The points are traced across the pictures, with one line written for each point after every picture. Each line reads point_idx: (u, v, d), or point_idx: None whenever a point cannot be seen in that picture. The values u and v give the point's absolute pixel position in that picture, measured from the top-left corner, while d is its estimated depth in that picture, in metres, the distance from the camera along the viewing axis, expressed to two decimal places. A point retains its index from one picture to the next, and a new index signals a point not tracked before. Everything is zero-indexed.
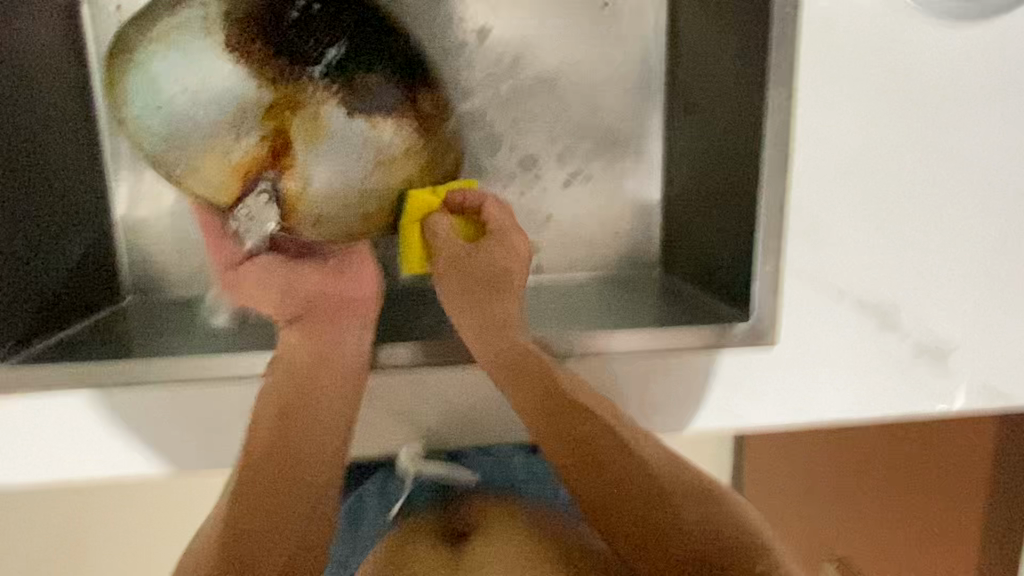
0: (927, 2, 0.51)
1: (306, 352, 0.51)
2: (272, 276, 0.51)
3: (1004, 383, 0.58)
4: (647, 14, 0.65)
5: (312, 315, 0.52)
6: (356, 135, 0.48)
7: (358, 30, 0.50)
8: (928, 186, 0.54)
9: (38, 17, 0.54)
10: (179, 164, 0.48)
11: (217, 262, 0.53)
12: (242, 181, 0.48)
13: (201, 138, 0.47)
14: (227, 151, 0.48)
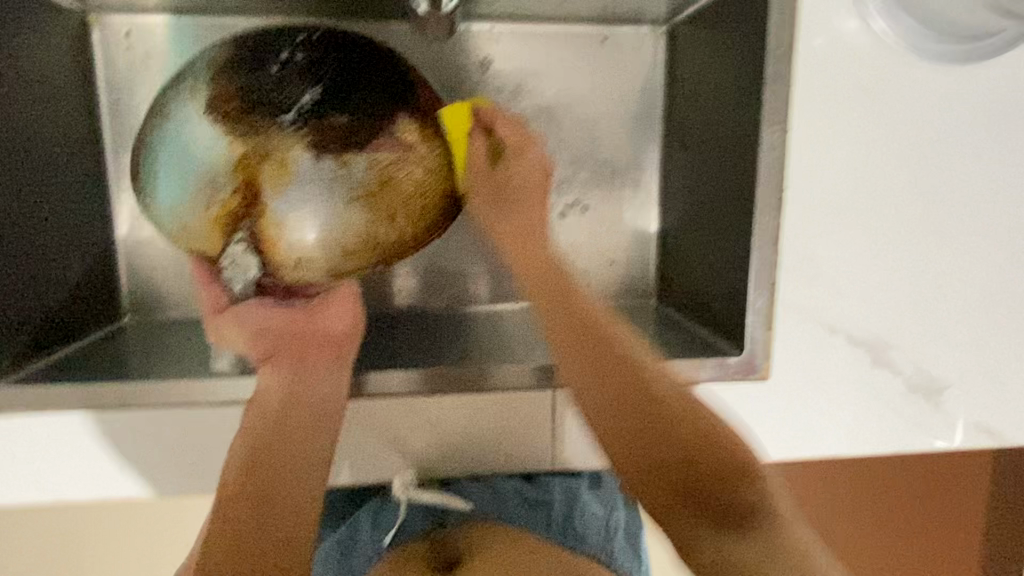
0: (918, 48, 0.52)
1: (281, 383, 0.50)
2: (244, 315, 0.50)
3: (999, 421, 0.58)
4: (645, 50, 0.67)
5: (287, 350, 0.51)
6: (324, 172, 0.47)
7: (337, 73, 0.50)
8: (920, 224, 0.54)
9: (47, 42, 0.55)
10: (178, 225, 0.49)
11: (206, 309, 0.51)
12: (222, 229, 0.48)
13: (185, 193, 0.48)
14: (208, 201, 0.47)
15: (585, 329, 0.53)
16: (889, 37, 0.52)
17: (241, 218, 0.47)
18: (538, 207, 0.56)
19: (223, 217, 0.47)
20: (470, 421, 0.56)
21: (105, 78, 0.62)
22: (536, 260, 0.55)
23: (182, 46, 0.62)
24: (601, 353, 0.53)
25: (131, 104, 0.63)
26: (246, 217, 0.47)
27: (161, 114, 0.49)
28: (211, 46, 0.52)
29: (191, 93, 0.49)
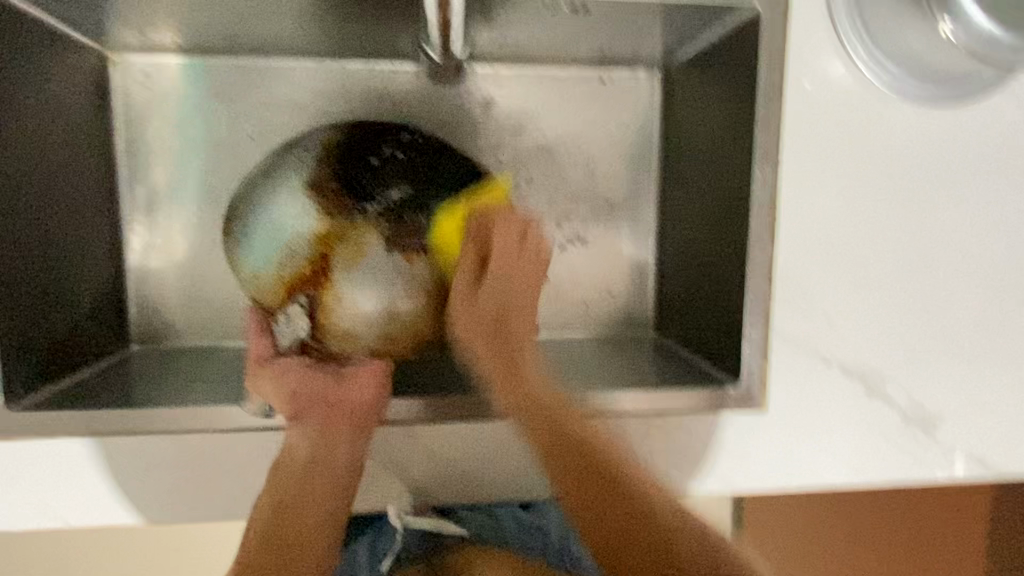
0: (901, 91, 0.54)
1: (304, 442, 0.53)
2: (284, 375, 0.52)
3: (994, 453, 0.59)
4: (641, 91, 0.69)
5: (313, 411, 0.53)
6: (391, 262, 0.52)
7: (427, 174, 0.56)
8: (909, 259, 0.56)
9: (69, 81, 0.57)
10: (253, 272, 0.54)
11: (252, 356, 0.53)
12: (283, 293, 0.53)
13: (273, 253, 0.52)
14: (283, 264, 0.52)
15: (584, 448, 0.53)
16: (874, 81, 0.54)
17: (309, 291, 0.52)
18: (525, 296, 0.55)
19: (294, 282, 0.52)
20: (471, 449, 0.56)
21: (122, 114, 0.64)
22: (471, 308, 0.54)
23: (196, 84, 0.65)
24: (563, 442, 0.53)
25: (146, 139, 0.65)
26: (311, 287, 0.52)
27: (262, 176, 0.55)
28: (327, 123, 0.59)
29: (300, 166, 0.54)
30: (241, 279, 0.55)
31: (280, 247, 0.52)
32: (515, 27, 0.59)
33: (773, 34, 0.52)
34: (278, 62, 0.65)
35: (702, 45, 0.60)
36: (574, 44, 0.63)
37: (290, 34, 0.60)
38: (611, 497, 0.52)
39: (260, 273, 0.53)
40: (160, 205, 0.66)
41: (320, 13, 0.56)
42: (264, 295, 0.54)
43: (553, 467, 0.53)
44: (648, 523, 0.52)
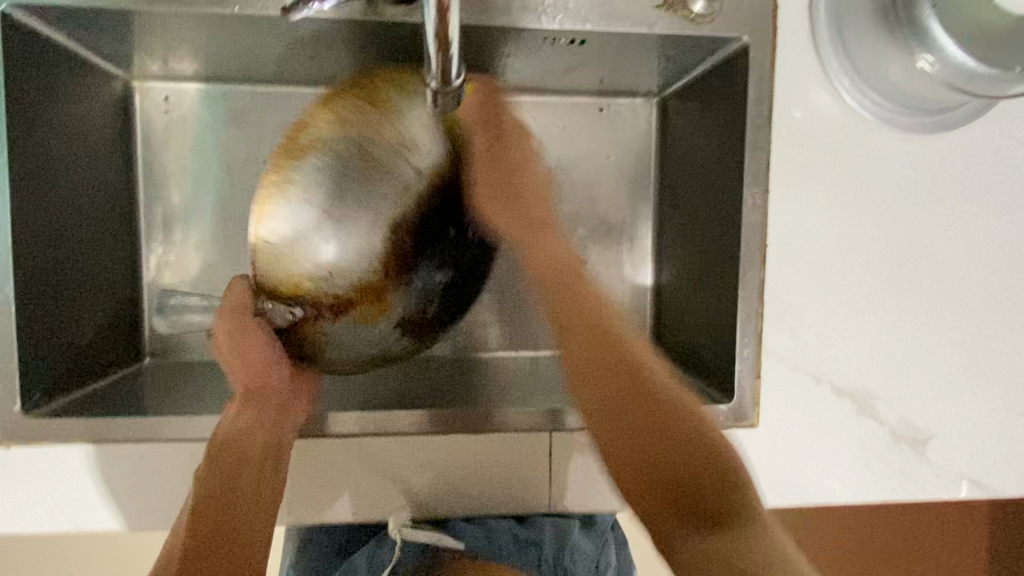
0: (885, 120, 0.57)
1: (249, 418, 0.53)
2: (243, 353, 0.53)
3: (985, 473, 0.60)
4: (639, 119, 0.72)
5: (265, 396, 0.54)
6: (385, 335, 0.55)
7: (468, 259, 0.57)
8: (897, 280, 0.58)
9: (95, 105, 0.61)
10: (279, 247, 0.50)
11: (230, 304, 0.53)
12: (280, 291, 0.52)
13: (296, 250, 0.50)
14: (300, 268, 0.51)
15: (640, 384, 0.54)
16: (859, 110, 0.57)
17: (298, 302, 0.52)
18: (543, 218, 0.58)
19: (291, 288, 0.51)
20: (472, 461, 0.57)
21: (143, 137, 0.67)
22: (537, 235, 0.57)
23: (214, 109, 0.68)
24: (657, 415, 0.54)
25: (164, 161, 0.68)
26: (308, 302, 0.52)
27: (345, 145, 0.50)
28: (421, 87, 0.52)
29: (398, 178, 0.51)
30: (258, 229, 0.50)
31: (314, 239, 0.50)
32: (517, 58, 0.62)
33: (761, 66, 0.55)
34: (293, 90, 0.69)
35: (696, 76, 0.63)
36: (574, 74, 0.66)
37: (305, 63, 0.64)
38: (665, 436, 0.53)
39: (287, 266, 0.51)
40: (176, 224, 0.68)
41: (334, 44, 0.59)
42: (272, 281, 0.51)
43: (614, 418, 0.54)
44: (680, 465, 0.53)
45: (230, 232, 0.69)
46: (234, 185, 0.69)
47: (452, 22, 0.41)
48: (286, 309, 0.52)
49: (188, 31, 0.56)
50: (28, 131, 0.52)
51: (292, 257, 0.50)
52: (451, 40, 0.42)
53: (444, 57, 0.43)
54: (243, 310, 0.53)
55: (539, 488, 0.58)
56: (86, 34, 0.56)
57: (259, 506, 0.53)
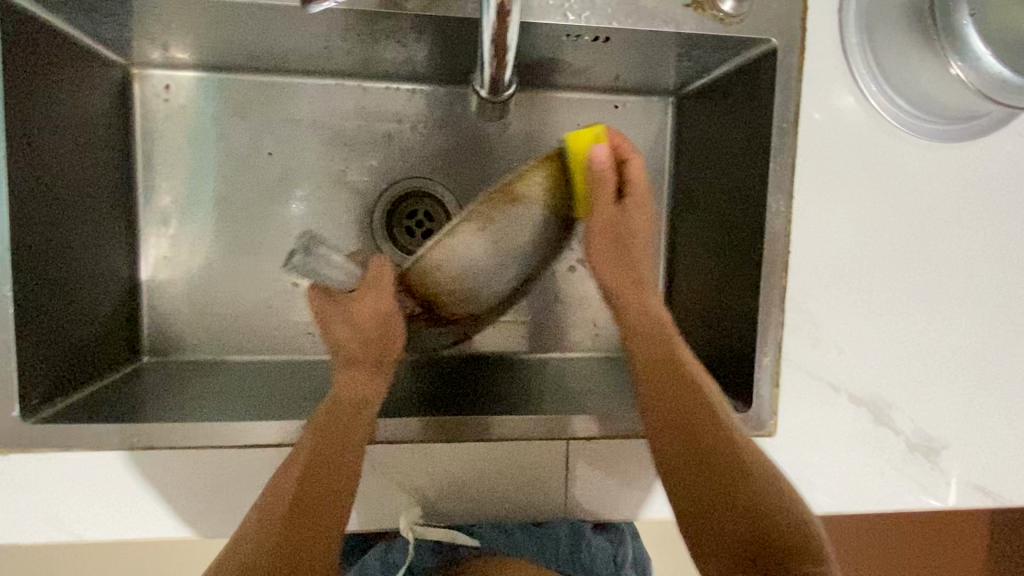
0: (908, 127, 0.56)
1: (342, 406, 0.52)
2: (368, 326, 0.53)
3: (998, 484, 0.60)
4: (654, 118, 0.70)
5: (358, 363, 0.54)
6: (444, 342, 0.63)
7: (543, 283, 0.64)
8: (916, 289, 0.57)
9: (94, 95, 0.58)
10: (442, 272, 0.49)
11: (376, 274, 0.52)
12: (418, 289, 0.51)
13: (453, 278, 0.49)
14: (451, 289, 0.50)
15: (689, 432, 0.52)
16: (883, 115, 0.56)
17: (424, 302, 0.52)
18: (641, 275, 0.58)
19: (431, 293, 0.50)
20: (478, 469, 0.56)
21: (141, 127, 0.65)
22: (608, 255, 0.57)
23: (216, 99, 0.65)
24: (726, 449, 0.52)
25: (164, 152, 0.65)
26: (426, 305, 0.52)
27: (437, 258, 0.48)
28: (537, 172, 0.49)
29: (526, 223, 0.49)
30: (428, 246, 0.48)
31: (477, 273, 0.50)
32: (535, 54, 0.60)
33: (788, 69, 0.54)
34: (299, 80, 0.66)
35: (717, 76, 0.61)
36: (590, 71, 0.64)
37: (312, 53, 0.61)
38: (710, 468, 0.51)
39: (441, 280, 0.49)
40: (176, 218, 0.66)
41: (345, 35, 0.57)
42: (416, 278, 0.49)
43: (668, 446, 0.52)
44: (748, 484, 0.51)
45: (232, 228, 0.66)
46: (237, 178, 0.66)
47: (511, 31, 0.43)
48: (410, 305, 0.53)
49: (193, 17, 0.53)
50: (22, 122, 0.50)
51: (454, 269, 0.48)
52: (506, 47, 0.44)
53: (499, 61, 0.45)
54: (382, 286, 0.51)
55: (551, 498, 0.57)
56: (84, 19, 0.53)
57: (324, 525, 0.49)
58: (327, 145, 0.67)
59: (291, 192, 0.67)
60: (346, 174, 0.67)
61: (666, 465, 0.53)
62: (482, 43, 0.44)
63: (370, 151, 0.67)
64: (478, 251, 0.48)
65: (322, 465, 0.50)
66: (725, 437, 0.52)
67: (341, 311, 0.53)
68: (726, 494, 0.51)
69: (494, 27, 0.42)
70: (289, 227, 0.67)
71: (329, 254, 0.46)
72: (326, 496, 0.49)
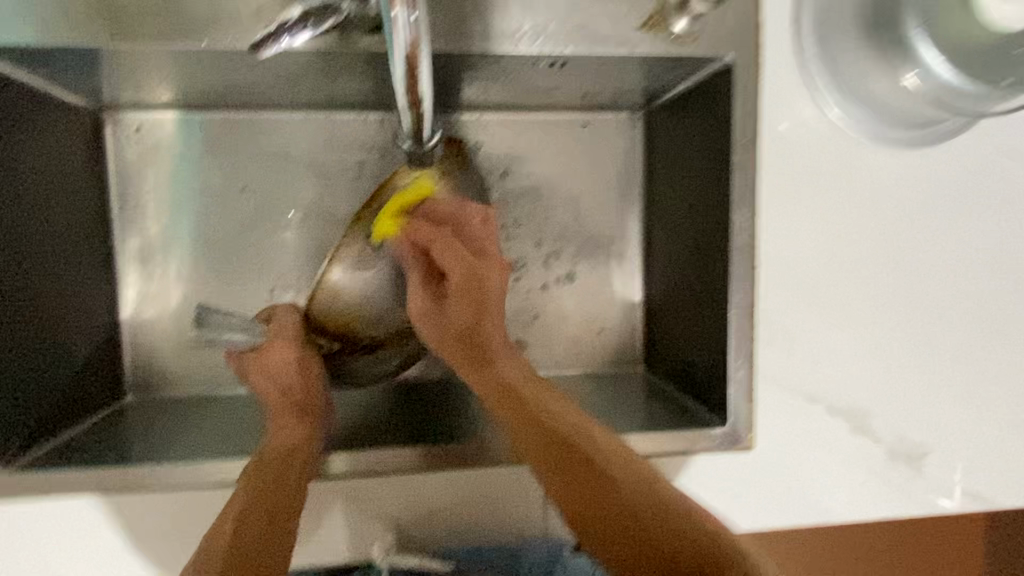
0: (871, 136, 0.56)
1: (284, 425, 0.54)
2: (279, 372, 0.55)
3: (983, 485, 0.60)
4: (623, 134, 0.71)
5: (279, 406, 0.55)
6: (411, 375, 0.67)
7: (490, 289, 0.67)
8: (887, 296, 0.57)
9: (68, 144, 0.59)
10: (332, 293, 0.58)
11: (273, 321, 0.57)
12: (326, 325, 0.60)
13: (349, 297, 0.58)
14: (355, 316, 0.59)
15: (549, 412, 0.54)
16: (847, 126, 0.56)
17: (335, 335, 0.60)
18: (496, 326, 0.54)
19: (338, 324, 0.60)
20: (458, 495, 0.57)
21: (115, 169, 0.66)
22: (441, 314, 0.53)
23: (188, 138, 0.66)
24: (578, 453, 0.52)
25: (139, 193, 0.66)
26: (341, 337, 0.61)
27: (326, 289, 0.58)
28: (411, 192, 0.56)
29: None
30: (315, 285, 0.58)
31: (367, 298, 0.58)
32: (498, 80, 0.60)
33: (745, 83, 0.54)
34: (268, 115, 0.67)
35: (680, 92, 0.61)
36: (555, 93, 0.65)
37: (278, 90, 0.62)
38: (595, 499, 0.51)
39: (345, 308, 0.59)
40: (152, 256, 0.67)
41: (307, 72, 0.58)
42: (320, 317, 0.59)
43: (530, 437, 0.53)
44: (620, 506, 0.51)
45: (209, 263, 0.67)
46: (212, 214, 0.67)
47: (423, 80, 0.44)
48: (325, 342, 0.61)
49: (158, 66, 0.55)
50: None
51: (348, 301, 0.59)
52: (423, 99, 0.45)
53: (416, 109, 0.46)
54: (284, 334, 0.56)
55: (534, 516, 0.58)
56: (48, 72, 0.54)
57: (282, 538, 0.49)
58: (301, 176, 0.68)
59: (267, 224, 0.67)
60: (320, 205, 0.68)
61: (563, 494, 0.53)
62: (398, 94, 0.45)
63: (343, 181, 0.68)
64: (368, 277, 0.58)
65: (274, 469, 0.51)
66: (581, 432, 0.53)
67: (251, 363, 0.55)
68: (635, 516, 0.50)
69: (405, 79, 0.43)
70: (266, 259, 0.67)
71: (226, 320, 0.53)
72: (278, 513, 0.50)
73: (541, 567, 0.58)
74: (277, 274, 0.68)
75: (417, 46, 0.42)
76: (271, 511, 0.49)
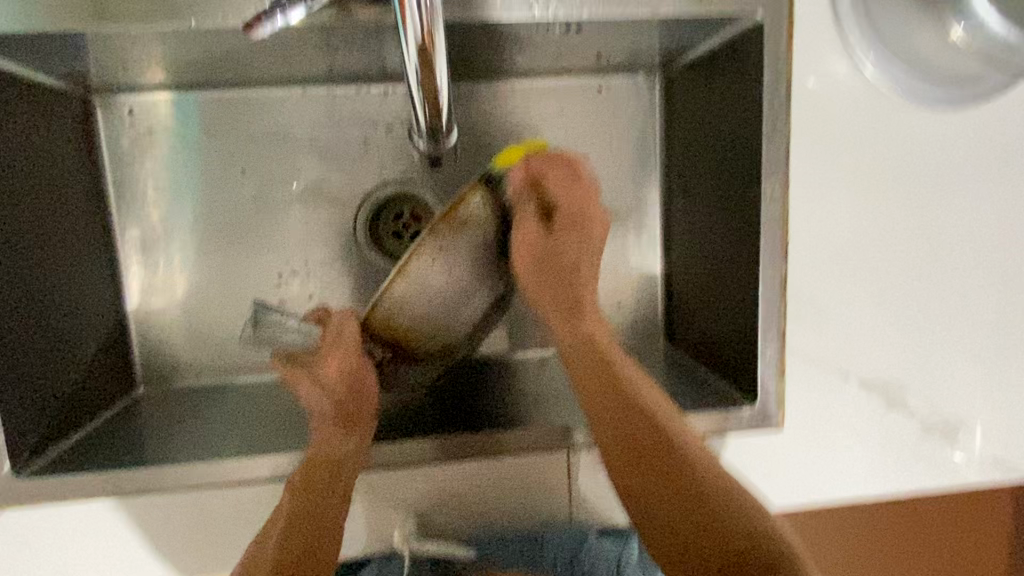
0: (909, 96, 0.52)
1: (333, 439, 0.51)
2: (332, 384, 0.50)
3: (1017, 458, 0.58)
4: (640, 98, 0.67)
5: (333, 416, 0.51)
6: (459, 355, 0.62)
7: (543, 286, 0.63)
8: (923, 265, 0.55)
9: (60, 134, 0.56)
10: (403, 300, 0.46)
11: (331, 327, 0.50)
12: (388, 334, 0.48)
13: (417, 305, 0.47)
14: (424, 325, 0.48)
15: (661, 452, 0.51)
16: (882, 86, 0.52)
17: (394, 348, 0.49)
18: (579, 272, 0.53)
19: (402, 334, 0.48)
20: (482, 483, 0.56)
21: (111, 155, 0.63)
22: (551, 289, 0.53)
23: (186, 119, 0.63)
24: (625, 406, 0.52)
25: (137, 179, 0.63)
26: (396, 349, 0.49)
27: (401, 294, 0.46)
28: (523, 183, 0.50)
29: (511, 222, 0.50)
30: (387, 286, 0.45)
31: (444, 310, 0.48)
32: (509, 45, 0.56)
33: (775, 43, 0.50)
34: (266, 91, 0.64)
35: (702, 53, 0.58)
36: (568, 58, 0.61)
37: (274, 63, 0.58)
38: (680, 501, 0.50)
39: (416, 316, 0.47)
40: (156, 245, 0.64)
41: (306, 47, 0.54)
42: (383, 324, 0.47)
43: (644, 482, 0.51)
44: (666, 451, 0.51)
45: (214, 250, 0.65)
46: (213, 198, 0.64)
47: (439, 75, 0.42)
48: (382, 353, 0.51)
49: (147, 45, 0.51)
50: None
51: (420, 307, 0.47)
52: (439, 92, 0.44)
53: (431, 105, 0.44)
54: (344, 340, 0.49)
55: (557, 503, 0.57)
56: (33, 61, 0.51)
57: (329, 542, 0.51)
58: (304, 155, 0.65)
59: (270, 207, 0.65)
60: (325, 185, 0.65)
61: (655, 493, 0.51)
62: (412, 88, 0.43)
63: (347, 158, 0.65)
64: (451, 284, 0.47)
65: (319, 479, 0.50)
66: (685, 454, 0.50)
67: (305, 369, 0.51)
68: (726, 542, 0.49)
69: (420, 75, 0.42)
70: (271, 243, 0.65)
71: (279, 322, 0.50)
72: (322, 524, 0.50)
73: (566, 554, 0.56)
74: (283, 258, 0.65)
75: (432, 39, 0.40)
76: (316, 520, 0.50)
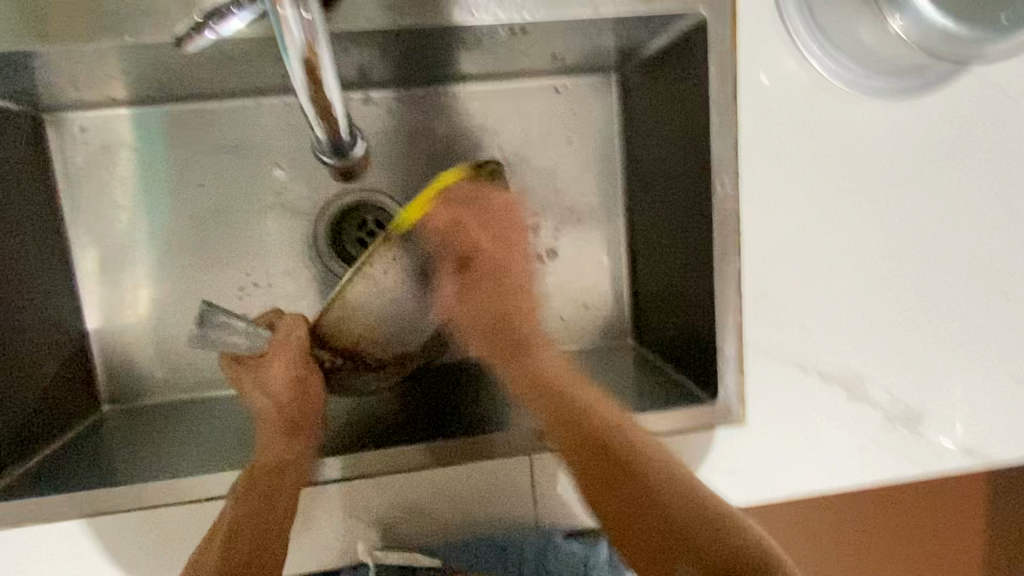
0: (857, 88, 0.52)
1: (278, 445, 0.52)
2: (277, 391, 0.52)
3: (982, 444, 0.58)
4: (598, 98, 0.67)
5: (279, 420, 0.52)
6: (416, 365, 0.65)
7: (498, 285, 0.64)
8: (879, 256, 0.55)
9: (12, 154, 0.56)
10: (344, 309, 0.49)
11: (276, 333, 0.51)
12: (333, 341, 0.52)
13: (356, 313, 0.50)
14: (364, 333, 0.51)
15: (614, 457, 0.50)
16: (829, 80, 0.52)
17: (341, 353, 0.53)
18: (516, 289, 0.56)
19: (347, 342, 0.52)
20: (445, 493, 0.55)
21: (66, 173, 0.62)
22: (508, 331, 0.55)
23: (140, 135, 0.63)
24: (556, 401, 0.52)
25: (93, 197, 0.63)
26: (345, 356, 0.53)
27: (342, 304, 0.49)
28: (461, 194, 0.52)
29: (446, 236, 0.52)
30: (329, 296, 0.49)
31: (385, 319, 0.51)
32: (460, 49, 0.56)
33: (721, 40, 0.50)
34: (220, 103, 0.63)
35: (653, 51, 0.58)
36: (522, 60, 0.61)
37: (225, 76, 0.58)
38: (612, 476, 0.50)
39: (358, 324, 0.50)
40: (115, 261, 0.64)
41: (254, 58, 0.54)
42: (329, 331, 0.51)
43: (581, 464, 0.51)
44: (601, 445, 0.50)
45: (174, 265, 0.64)
46: (171, 213, 0.64)
47: (329, 87, 0.41)
48: (329, 358, 0.53)
49: (93, 62, 0.51)
50: None
51: (363, 315, 0.50)
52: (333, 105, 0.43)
53: (328, 116, 0.43)
54: (288, 347, 0.51)
55: (524, 507, 0.57)
56: None
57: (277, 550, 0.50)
58: (261, 166, 0.64)
59: (230, 220, 0.64)
60: (284, 196, 0.65)
61: (586, 476, 0.51)
62: (305, 104, 0.42)
63: (306, 168, 0.65)
64: (387, 296, 0.50)
65: (265, 487, 0.50)
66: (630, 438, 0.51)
67: (252, 374, 0.52)
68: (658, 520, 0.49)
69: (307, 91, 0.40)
70: (231, 256, 0.65)
71: (228, 321, 0.46)
72: (269, 531, 0.50)
73: (534, 555, 0.57)
74: (244, 270, 0.65)
75: (316, 55, 0.38)
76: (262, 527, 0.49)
